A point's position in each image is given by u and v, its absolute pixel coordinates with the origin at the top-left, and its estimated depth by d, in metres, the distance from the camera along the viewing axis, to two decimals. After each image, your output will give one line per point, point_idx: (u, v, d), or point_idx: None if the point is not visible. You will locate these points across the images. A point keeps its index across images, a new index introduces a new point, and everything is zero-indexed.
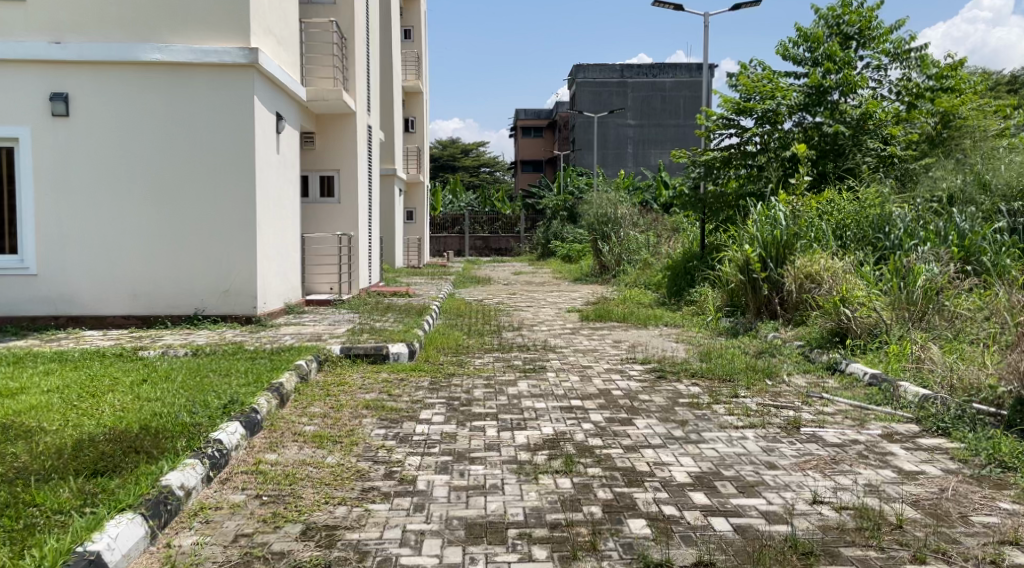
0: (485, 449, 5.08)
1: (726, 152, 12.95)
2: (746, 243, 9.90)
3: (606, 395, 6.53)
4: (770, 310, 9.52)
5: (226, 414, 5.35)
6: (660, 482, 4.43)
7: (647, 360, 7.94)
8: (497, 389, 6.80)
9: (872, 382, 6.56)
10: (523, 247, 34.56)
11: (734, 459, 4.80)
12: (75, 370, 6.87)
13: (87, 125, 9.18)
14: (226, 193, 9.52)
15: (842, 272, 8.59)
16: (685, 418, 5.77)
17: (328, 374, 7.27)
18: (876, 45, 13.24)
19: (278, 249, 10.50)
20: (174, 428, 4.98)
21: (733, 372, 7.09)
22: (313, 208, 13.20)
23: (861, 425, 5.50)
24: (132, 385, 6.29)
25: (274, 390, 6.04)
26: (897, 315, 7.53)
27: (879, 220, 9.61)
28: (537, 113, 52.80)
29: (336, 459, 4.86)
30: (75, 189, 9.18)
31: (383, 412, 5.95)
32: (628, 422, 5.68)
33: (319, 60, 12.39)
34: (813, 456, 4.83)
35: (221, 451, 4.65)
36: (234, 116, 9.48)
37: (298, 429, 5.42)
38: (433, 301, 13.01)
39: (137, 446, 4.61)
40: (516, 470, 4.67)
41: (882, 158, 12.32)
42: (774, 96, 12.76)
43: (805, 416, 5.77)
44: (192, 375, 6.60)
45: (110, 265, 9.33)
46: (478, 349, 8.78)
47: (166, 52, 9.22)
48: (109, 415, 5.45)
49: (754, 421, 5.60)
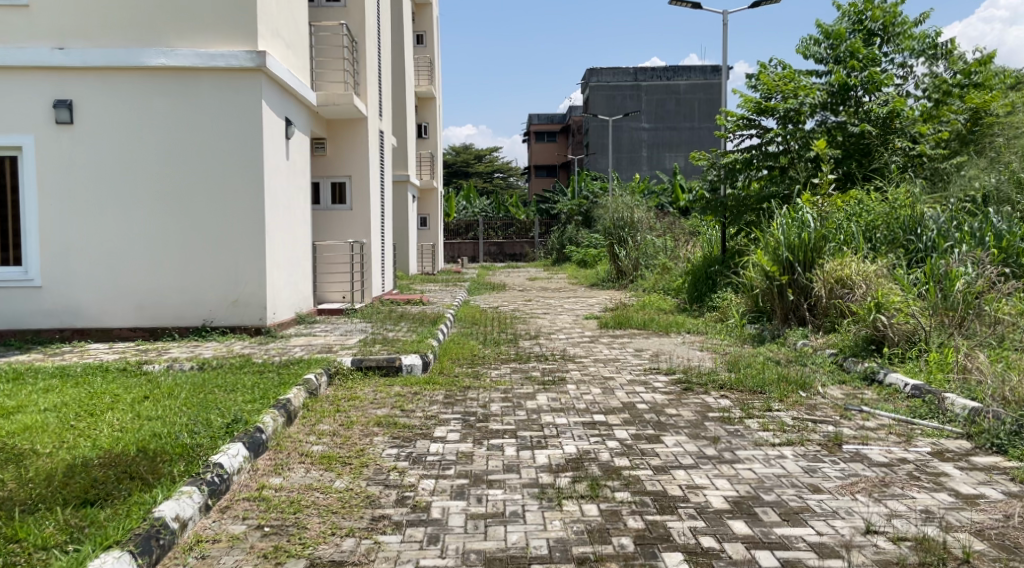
0: (504, 471, 4.74)
1: (747, 152, 12.53)
2: (770, 246, 9.50)
3: (631, 409, 6.18)
4: (798, 316, 9.17)
5: (229, 434, 5.03)
6: (696, 508, 4.08)
7: (672, 370, 7.57)
8: (514, 403, 6.46)
9: (914, 393, 6.20)
10: (538, 252, 34.20)
11: (773, 481, 4.45)
12: (76, 387, 6.57)
13: (90, 133, 8.93)
14: (233, 201, 9.22)
15: (876, 276, 8.23)
16: (717, 434, 5.41)
17: (339, 388, 6.94)
18: (901, 42, 12.81)
19: (287, 257, 10.19)
20: (173, 451, 4.68)
21: (764, 384, 6.70)
22: (325, 215, 12.94)
23: (908, 442, 5.13)
24: (133, 403, 5.99)
25: (281, 406, 5.73)
26: (936, 321, 7.12)
27: (909, 221, 9.20)
28: (551, 118, 52.53)
29: (343, 484, 4.53)
30: (80, 197, 8.94)
31: (396, 430, 5.62)
32: (655, 440, 5.33)
33: (330, 64, 12.12)
34: (860, 478, 4.47)
35: (221, 477, 4.33)
36: (241, 120, 9.18)
37: (305, 450, 5.10)
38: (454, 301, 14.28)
39: (133, 471, 4.32)
40: (537, 494, 4.33)
41: (911, 158, 11.89)
42: (798, 94, 12.21)
43: (846, 431, 5.41)
44: (196, 391, 6.28)
45: (116, 276, 9.07)
46: (495, 360, 8.43)
47: (171, 56, 8.95)
48: (106, 436, 5.15)
49: (791, 438, 5.24)
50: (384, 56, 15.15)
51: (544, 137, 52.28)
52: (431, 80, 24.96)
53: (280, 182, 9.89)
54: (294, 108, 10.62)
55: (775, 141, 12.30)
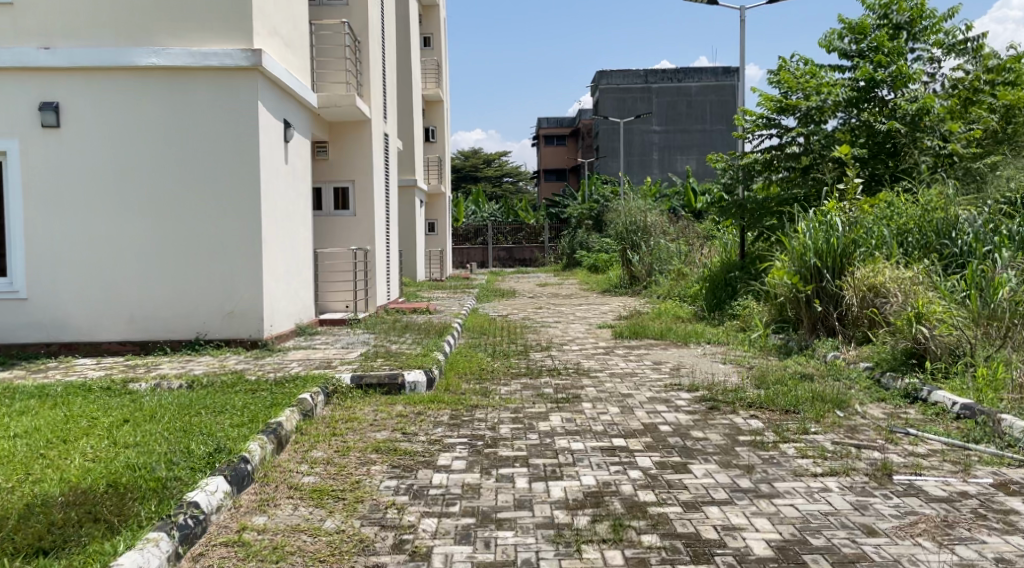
0: (515, 508, 4.22)
1: (767, 153, 12.08)
2: (797, 251, 8.98)
3: (653, 432, 5.65)
4: (827, 326, 8.63)
5: (210, 466, 4.53)
6: (735, 556, 3.59)
7: (695, 386, 7.03)
8: (526, 425, 5.94)
9: (963, 413, 5.69)
10: (549, 258, 33.75)
11: (821, 521, 3.94)
12: (53, 408, 6.07)
13: (78, 137, 8.47)
14: (227, 207, 8.73)
15: (912, 283, 7.69)
16: (751, 462, 4.88)
17: (337, 408, 6.44)
18: (928, 37, 12.26)
19: (285, 265, 9.68)
20: (146, 487, 4.19)
21: (797, 402, 6.17)
22: (327, 221, 12.41)
23: (966, 471, 4.62)
24: (111, 428, 5.49)
25: (270, 431, 5.23)
26: (981, 333, 6.59)
27: (944, 225, 8.62)
28: (560, 121, 52.09)
29: (334, 524, 4.03)
30: (68, 204, 8.49)
31: (395, 458, 5.11)
32: (682, 469, 4.81)
33: (331, 65, 11.63)
34: (920, 517, 3.96)
35: (195, 519, 3.84)
36: (236, 122, 8.69)
37: (296, 482, 4.60)
38: (464, 305, 14.68)
39: (97, 512, 3.83)
40: (553, 538, 3.82)
41: (941, 157, 11.18)
42: (821, 91, 11.65)
43: (895, 458, 4.90)
44: (181, 414, 5.78)
45: (107, 287, 8.61)
46: (504, 374, 7.92)
47: (163, 55, 8.48)
48: (77, 467, 4.66)
49: (835, 467, 4.73)
50: (388, 58, 14.65)
51: (553, 141, 51.80)
52: (439, 83, 24.54)
53: (278, 187, 9.40)
54: (292, 109, 10.11)
55: (795, 142, 11.74)
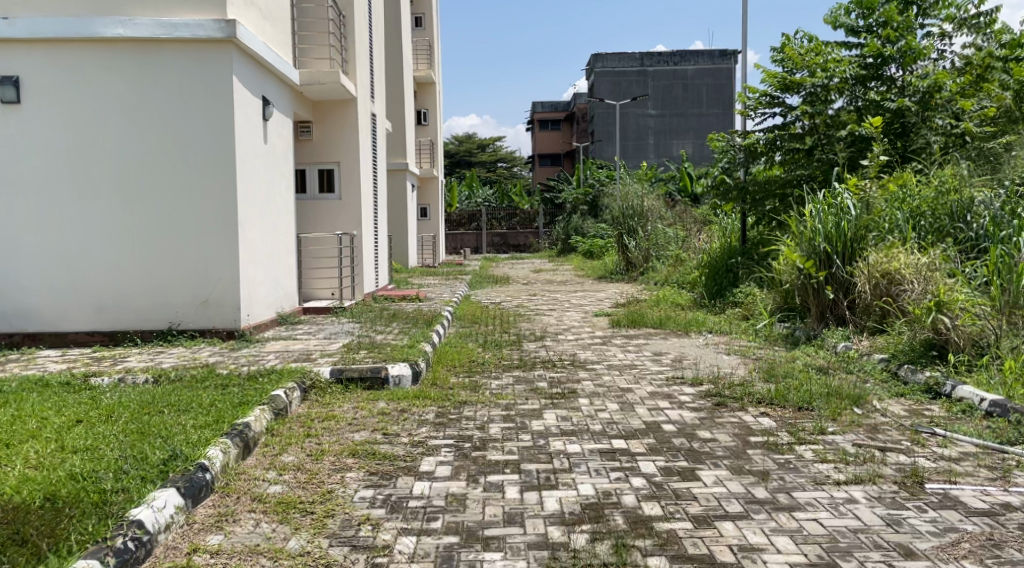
0: (504, 525, 3.75)
1: (771, 133, 11.57)
2: (805, 235, 8.48)
3: (656, 432, 5.18)
4: (837, 315, 8.15)
5: (162, 476, 4.02)
6: None
7: (699, 380, 6.56)
8: (518, 424, 5.46)
9: (993, 410, 5.24)
10: (543, 243, 33.23)
11: (851, 541, 3.47)
12: (4, 406, 5.57)
13: (39, 114, 7.94)
14: (202, 189, 8.19)
15: (929, 270, 7.21)
16: (766, 468, 4.41)
17: (313, 406, 5.95)
18: (939, 11, 11.71)
19: (264, 251, 9.15)
20: (87, 502, 3.70)
21: (810, 399, 5.68)
22: (311, 204, 11.94)
23: (1005, 478, 4.17)
24: (61, 430, 4.99)
25: (234, 434, 4.73)
26: (1007, 322, 6.13)
27: (958, 207, 8.14)
28: (555, 105, 51.47)
29: (298, 544, 3.56)
30: (30, 185, 7.97)
31: (373, 463, 4.63)
32: (690, 476, 4.34)
33: (314, 40, 11.08)
34: (962, 535, 3.51)
35: (139, 541, 3.38)
36: (210, 98, 8.15)
37: (259, 493, 4.12)
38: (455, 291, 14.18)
39: (23, 534, 3.35)
40: (547, 562, 3.36)
41: (952, 137, 10.56)
42: (827, 68, 11.14)
43: (923, 462, 4.45)
44: (140, 413, 5.28)
45: (73, 273, 8.10)
46: (494, 367, 7.43)
47: (129, 26, 7.91)
48: (17, 474, 4.17)
49: (859, 473, 4.26)
50: (376, 35, 14.09)
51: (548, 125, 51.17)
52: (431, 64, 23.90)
53: (256, 169, 8.87)
54: (271, 85, 9.55)
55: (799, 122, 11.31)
